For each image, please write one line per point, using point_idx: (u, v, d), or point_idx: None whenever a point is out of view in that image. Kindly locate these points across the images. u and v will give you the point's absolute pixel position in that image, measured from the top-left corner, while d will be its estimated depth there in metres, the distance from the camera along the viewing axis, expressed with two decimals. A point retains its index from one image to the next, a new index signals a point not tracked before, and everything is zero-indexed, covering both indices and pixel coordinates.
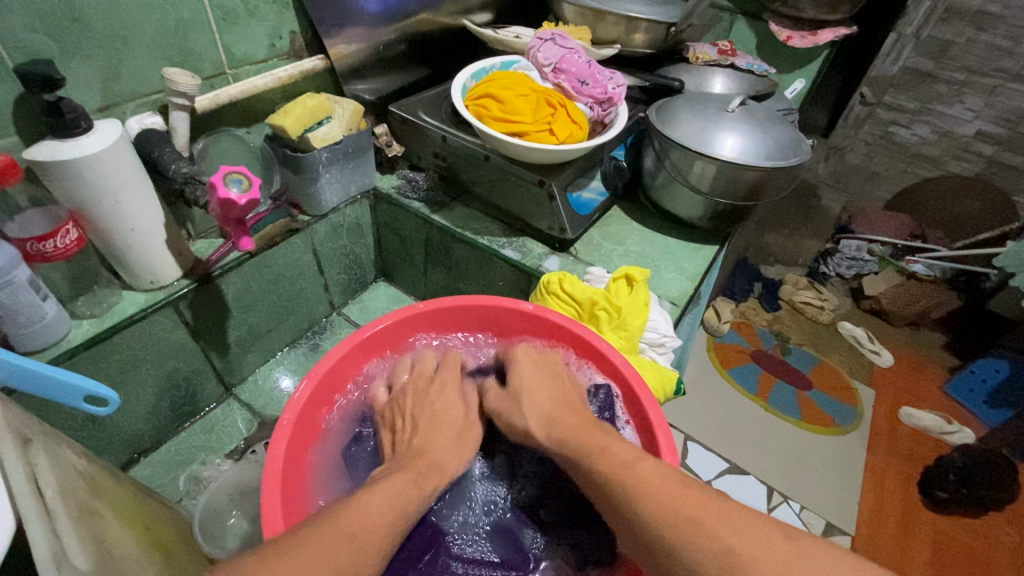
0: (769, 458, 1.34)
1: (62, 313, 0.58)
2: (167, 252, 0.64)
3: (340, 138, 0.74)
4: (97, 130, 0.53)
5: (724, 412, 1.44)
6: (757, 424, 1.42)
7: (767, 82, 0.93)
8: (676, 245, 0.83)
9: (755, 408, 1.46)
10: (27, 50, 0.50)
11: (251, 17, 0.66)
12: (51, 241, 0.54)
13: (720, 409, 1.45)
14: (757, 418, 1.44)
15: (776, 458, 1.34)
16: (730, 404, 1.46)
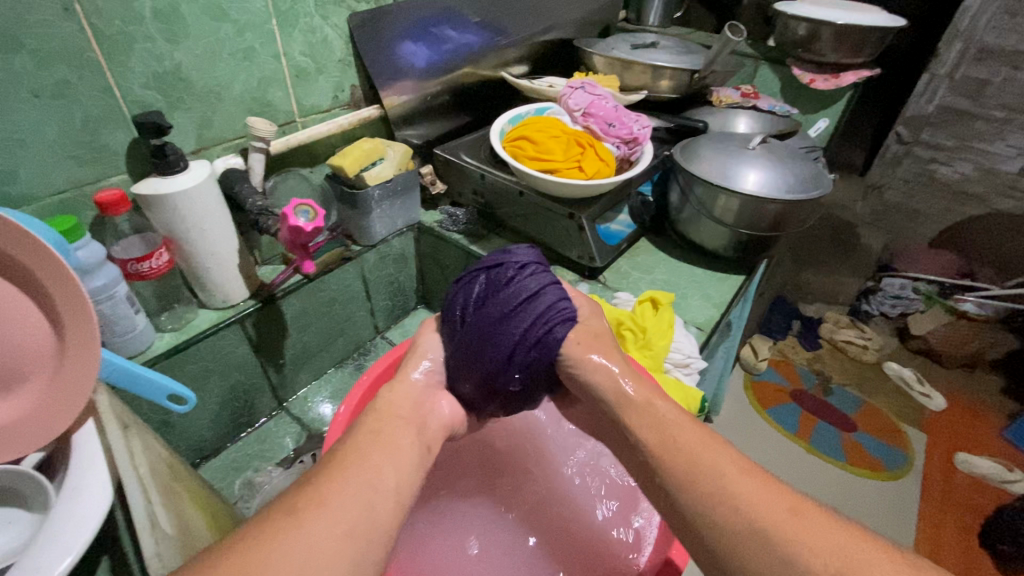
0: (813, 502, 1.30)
1: (148, 326, 0.66)
2: (238, 275, 0.72)
3: (391, 176, 0.83)
4: (191, 168, 0.63)
5: (763, 451, 1.41)
6: (797, 466, 1.38)
7: (789, 121, 0.97)
8: (702, 274, 0.86)
9: (797, 450, 1.42)
10: (141, 103, 0.60)
11: (320, 74, 0.77)
12: (147, 263, 0.63)
13: (759, 447, 1.42)
14: (799, 460, 1.40)
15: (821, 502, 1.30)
16: (768, 444, 1.43)
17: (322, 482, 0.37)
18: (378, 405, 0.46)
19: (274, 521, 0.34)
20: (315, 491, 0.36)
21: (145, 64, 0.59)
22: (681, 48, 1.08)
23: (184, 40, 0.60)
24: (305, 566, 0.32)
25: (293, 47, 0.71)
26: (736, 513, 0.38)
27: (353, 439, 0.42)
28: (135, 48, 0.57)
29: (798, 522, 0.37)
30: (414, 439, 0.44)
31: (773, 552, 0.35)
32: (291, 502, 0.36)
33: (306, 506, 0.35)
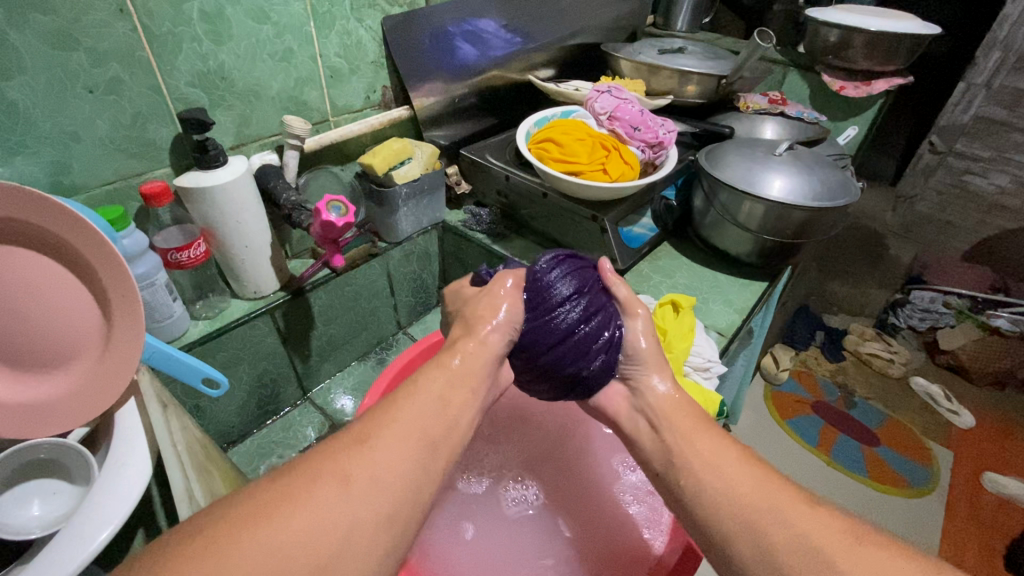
0: None
1: (184, 314, 0.69)
2: (270, 268, 0.75)
3: (418, 175, 0.85)
4: (230, 164, 0.66)
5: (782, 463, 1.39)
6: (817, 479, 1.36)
7: (818, 128, 0.96)
8: (724, 280, 0.86)
9: (817, 463, 1.40)
10: (186, 100, 0.63)
11: (353, 75, 0.79)
12: (186, 252, 0.65)
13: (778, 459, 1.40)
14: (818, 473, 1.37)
15: None
16: (787, 456, 1.41)
17: (371, 450, 0.36)
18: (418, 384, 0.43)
19: (321, 482, 0.34)
20: (365, 459, 0.36)
21: (190, 63, 0.61)
22: (708, 54, 1.08)
23: (227, 41, 0.63)
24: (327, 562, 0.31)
25: (328, 48, 0.74)
26: (755, 514, 0.39)
27: (386, 421, 0.39)
28: (182, 48, 0.60)
29: (840, 529, 0.37)
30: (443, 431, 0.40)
31: (797, 552, 0.36)
32: (340, 463, 0.35)
33: (356, 476, 0.35)
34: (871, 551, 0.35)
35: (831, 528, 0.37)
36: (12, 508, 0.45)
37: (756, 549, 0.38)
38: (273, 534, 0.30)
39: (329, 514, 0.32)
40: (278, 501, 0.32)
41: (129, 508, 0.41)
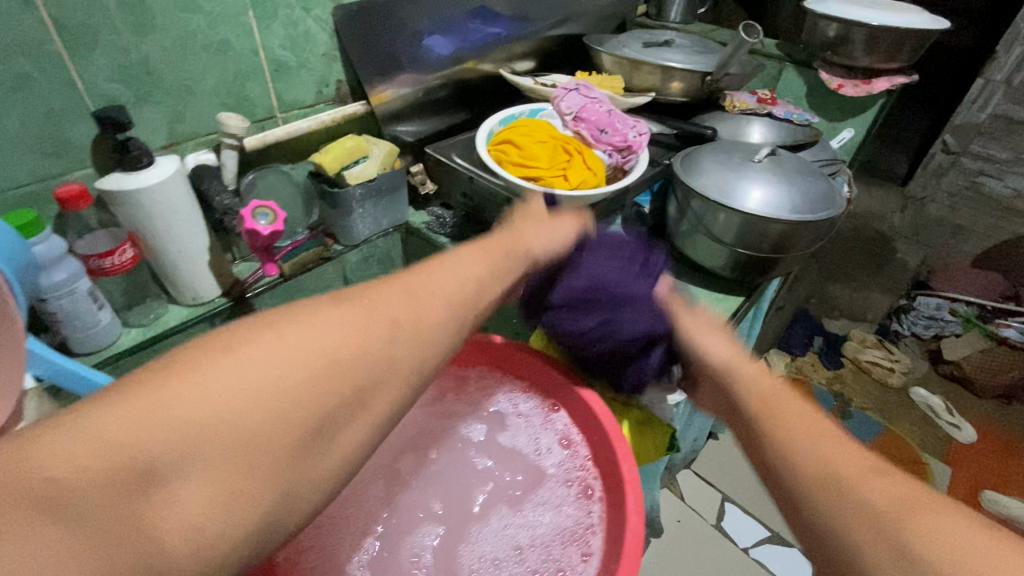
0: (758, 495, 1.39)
1: (114, 321, 0.66)
2: (209, 273, 0.71)
3: (373, 175, 0.81)
4: (157, 164, 0.62)
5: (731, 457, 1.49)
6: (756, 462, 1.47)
7: (809, 131, 0.89)
8: (697, 294, 0.81)
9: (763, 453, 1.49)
10: (107, 97, 0.58)
11: (302, 68, 0.74)
12: (110, 258, 0.62)
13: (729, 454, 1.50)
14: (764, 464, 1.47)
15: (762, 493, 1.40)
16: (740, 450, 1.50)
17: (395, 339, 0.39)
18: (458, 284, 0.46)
19: (369, 327, 0.37)
20: (412, 330, 0.39)
21: (109, 56, 0.56)
22: (695, 49, 1.02)
23: (151, 33, 0.58)
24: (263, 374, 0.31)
25: (271, 40, 0.69)
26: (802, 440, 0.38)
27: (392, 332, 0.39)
28: (99, 41, 0.55)
29: (849, 473, 0.35)
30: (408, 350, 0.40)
31: (843, 490, 0.34)
32: (380, 308, 0.39)
33: (402, 339, 0.38)
34: (893, 491, 0.33)
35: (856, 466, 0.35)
36: None
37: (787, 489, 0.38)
38: (327, 359, 0.34)
39: (369, 361, 0.36)
40: (329, 327, 0.35)
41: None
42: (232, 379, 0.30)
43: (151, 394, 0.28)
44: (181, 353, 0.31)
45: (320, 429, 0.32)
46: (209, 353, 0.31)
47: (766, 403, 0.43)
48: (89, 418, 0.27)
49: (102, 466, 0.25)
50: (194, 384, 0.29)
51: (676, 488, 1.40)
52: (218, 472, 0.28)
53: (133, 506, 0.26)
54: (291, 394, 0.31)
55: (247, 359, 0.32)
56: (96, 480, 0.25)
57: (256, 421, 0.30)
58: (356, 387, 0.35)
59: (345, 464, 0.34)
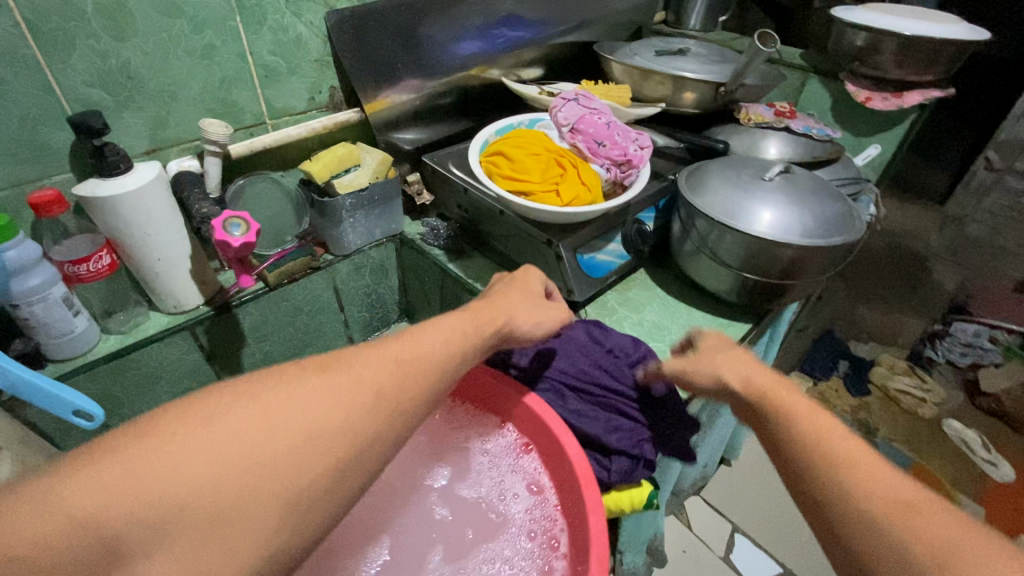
0: (769, 521, 1.33)
1: (91, 327, 0.65)
2: (190, 281, 0.70)
3: (366, 184, 0.78)
4: (136, 170, 0.61)
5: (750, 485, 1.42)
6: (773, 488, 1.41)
7: (830, 147, 0.83)
8: (700, 319, 0.75)
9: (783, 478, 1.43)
10: (86, 101, 0.57)
11: (292, 74, 0.72)
12: (85, 265, 0.60)
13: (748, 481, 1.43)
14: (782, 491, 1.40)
15: (776, 522, 1.33)
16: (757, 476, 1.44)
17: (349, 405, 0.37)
18: (414, 336, 0.45)
19: (336, 394, 0.38)
20: (382, 396, 0.39)
21: (87, 60, 0.55)
22: (712, 58, 0.97)
23: (131, 37, 0.57)
24: (218, 455, 0.32)
25: (259, 45, 0.67)
26: (851, 471, 0.36)
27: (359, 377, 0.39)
28: (76, 45, 0.54)
29: (915, 525, 0.33)
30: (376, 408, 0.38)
31: (894, 542, 0.33)
32: (347, 377, 0.39)
33: (373, 402, 0.38)
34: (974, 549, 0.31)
35: (920, 514, 0.33)
36: None
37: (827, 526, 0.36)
38: (288, 426, 0.35)
39: (342, 426, 0.36)
40: (303, 399, 0.36)
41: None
42: (194, 460, 0.31)
43: (116, 464, 0.30)
44: (156, 417, 0.33)
45: (285, 492, 0.33)
46: (173, 425, 0.33)
47: (806, 421, 0.41)
48: (52, 488, 0.28)
49: (66, 529, 0.27)
50: (155, 458, 0.31)
51: (683, 516, 1.34)
52: (190, 547, 0.30)
53: (102, 563, 0.28)
54: (270, 455, 0.33)
55: (195, 430, 0.33)
56: (63, 555, 0.27)
57: (216, 487, 0.31)
58: (323, 452, 0.35)
59: (320, 523, 0.35)
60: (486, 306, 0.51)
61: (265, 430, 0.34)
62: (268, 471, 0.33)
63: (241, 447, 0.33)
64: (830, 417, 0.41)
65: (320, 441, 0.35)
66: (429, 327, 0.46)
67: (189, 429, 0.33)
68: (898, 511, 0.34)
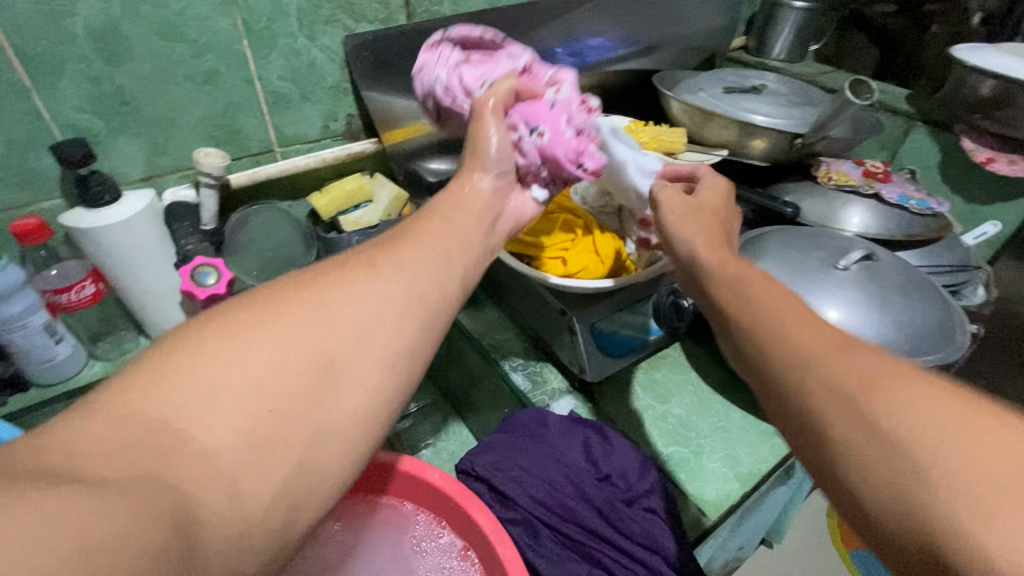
0: None
1: (77, 353, 0.63)
2: (180, 313, 0.66)
3: (374, 223, 0.71)
4: (125, 200, 0.57)
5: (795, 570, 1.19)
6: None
7: (932, 224, 0.68)
8: (740, 420, 0.63)
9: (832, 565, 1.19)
10: (77, 126, 0.54)
11: (305, 101, 0.67)
12: (66, 294, 0.58)
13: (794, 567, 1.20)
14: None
15: None
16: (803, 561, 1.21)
17: (351, 293, 0.36)
18: (398, 234, 0.42)
19: (348, 294, 0.36)
20: (403, 292, 0.37)
21: (78, 85, 0.52)
22: (792, 99, 0.82)
23: (126, 61, 0.54)
24: (242, 355, 0.30)
25: (270, 70, 0.62)
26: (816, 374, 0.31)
27: (347, 263, 0.38)
28: (66, 69, 0.51)
29: (886, 420, 0.28)
30: (375, 287, 0.37)
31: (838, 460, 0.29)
32: (362, 277, 0.37)
33: (370, 293, 0.36)
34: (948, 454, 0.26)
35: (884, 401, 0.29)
36: None
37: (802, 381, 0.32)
38: (308, 332, 0.33)
39: (349, 314, 0.35)
40: (308, 299, 0.34)
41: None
42: (215, 360, 0.30)
43: (156, 371, 0.29)
44: (175, 339, 0.31)
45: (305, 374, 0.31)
46: (201, 336, 0.31)
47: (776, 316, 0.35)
48: (108, 392, 0.28)
49: (124, 437, 0.26)
50: (192, 359, 0.29)
51: None
52: (230, 422, 0.28)
53: (154, 473, 0.25)
54: (281, 350, 0.32)
55: (207, 342, 0.31)
56: (112, 438, 0.25)
57: (258, 378, 0.30)
58: (340, 333, 0.34)
59: (345, 406, 0.33)
60: (445, 206, 0.46)
61: (271, 322, 0.32)
62: (291, 365, 0.31)
63: (254, 340, 0.31)
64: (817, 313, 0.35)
65: (328, 323, 0.34)
66: (424, 228, 0.43)
67: (205, 336, 0.31)
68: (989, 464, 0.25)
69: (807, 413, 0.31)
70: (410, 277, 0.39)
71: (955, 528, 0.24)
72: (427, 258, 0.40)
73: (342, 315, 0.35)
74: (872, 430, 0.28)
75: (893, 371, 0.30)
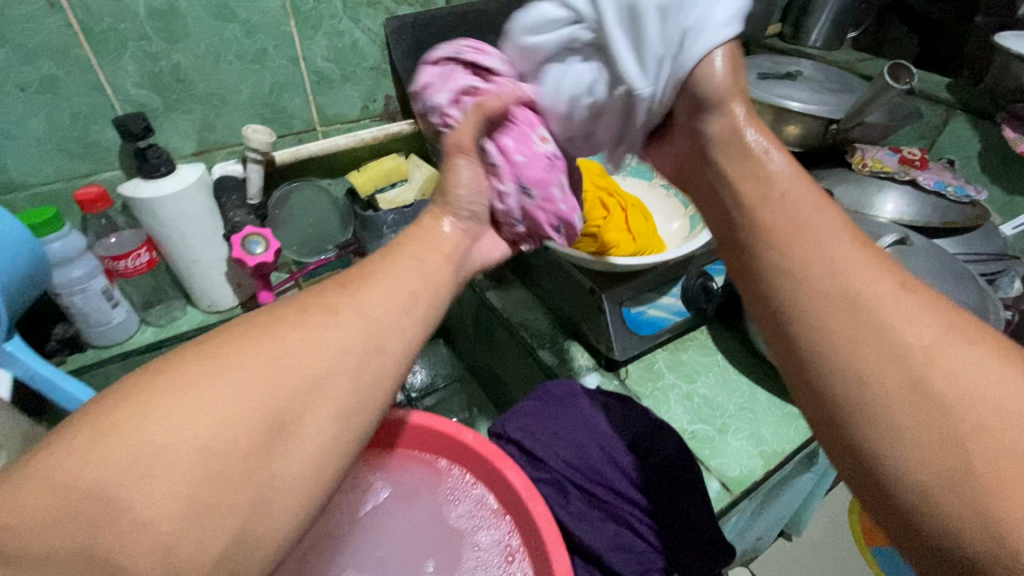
0: None
1: (130, 318, 0.66)
2: (225, 283, 0.69)
3: (410, 201, 0.73)
4: (178, 172, 0.60)
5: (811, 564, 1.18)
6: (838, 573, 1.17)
7: (969, 212, 0.67)
8: (765, 402, 0.63)
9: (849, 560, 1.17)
10: (135, 102, 0.57)
11: (346, 81, 0.69)
12: (123, 261, 0.62)
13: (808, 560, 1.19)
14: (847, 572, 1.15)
15: None
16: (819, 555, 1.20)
17: (308, 341, 0.31)
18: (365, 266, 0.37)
19: (306, 343, 0.31)
20: (364, 337, 0.33)
21: (138, 62, 0.55)
22: (827, 86, 0.81)
23: (182, 39, 0.56)
24: (186, 420, 0.26)
25: (314, 51, 0.64)
26: (858, 331, 0.31)
27: (304, 301, 0.33)
28: (128, 46, 0.54)
29: (931, 374, 0.29)
30: (337, 335, 0.32)
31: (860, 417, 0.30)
32: (321, 323, 0.32)
33: (332, 345, 0.31)
34: (984, 411, 0.27)
35: (926, 356, 0.29)
36: None
37: (833, 330, 0.32)
38: (262, 386, 0.29)
39: (307, 366, 0.30)
40: (263, 350, 0.30)
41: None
42: (152, 425, 0.26)
43: (84, 440, 0.25)
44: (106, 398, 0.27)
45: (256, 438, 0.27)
46: (135, 395, 0.27)
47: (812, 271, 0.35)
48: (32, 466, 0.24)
49: (47, 521, 0.23)
50: (126, 424, 0.25)
51: None
52: (171, 497, 0.25)
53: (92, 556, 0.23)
54: (230, 406, 0.27)
55: (143, 403, 0.26)
56: (47, 522, 0.23)
57: (203, 448, 0.26)
58: (296, 388, 0.30)
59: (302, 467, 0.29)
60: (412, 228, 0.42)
61: (213, 375, 0.28)
62: (244, 425, 0.27)
63: (194, 397, 0.27)
64: (870, 260, 0.34)
65: (281, 380, 0.29)
66: (390, 254, 0.39)
67: (144, 392, 0.27)
68: (1013, 433, 0.26)
69: (828, 367, 0.32)
70: (374, 321, 0.34)
71: (962, 497, 0.26)
72: (397, 292, 0.36)
73: (298, 366, 0.30)
74: (917, 389, 0.29)
75: (943, 331, 0.30)
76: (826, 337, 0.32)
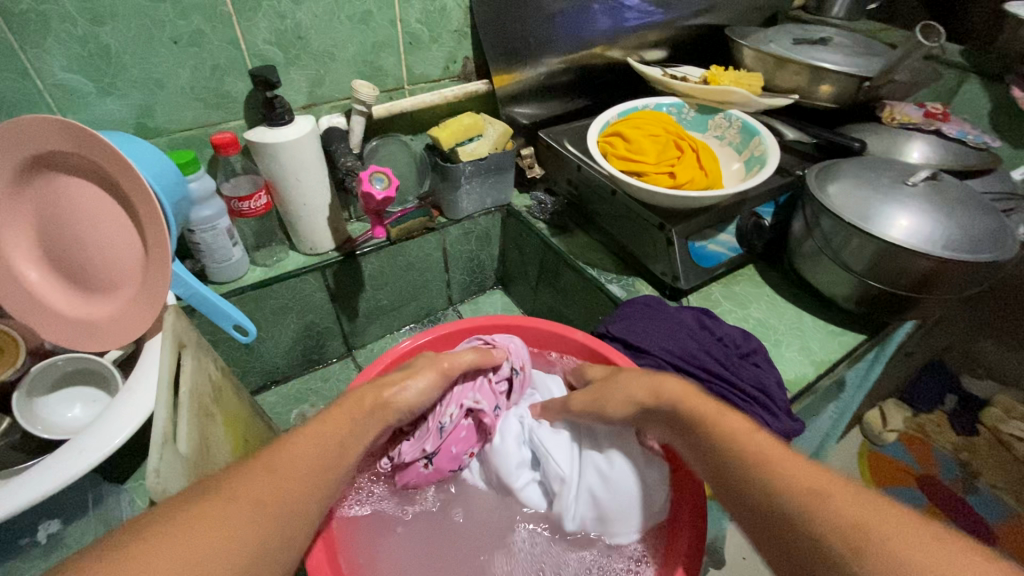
0: None
1: (243, 258, 0.74)
2: (326, 227, 0.77)
3: (485, 154, 0.82)
4: (296, 122, 0.67)
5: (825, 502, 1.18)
6: None
7: (985, 156, 0.76)
8: (810, 323, 0.73)
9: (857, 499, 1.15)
10: (262, 56, 0.65)
11: (433, 43, 0.76)
12: (247, 203, 0.69)
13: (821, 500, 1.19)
14: None
15: None
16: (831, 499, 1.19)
17: (281, 473, 0.39)
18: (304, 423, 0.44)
19: (275, 470, 0.39)
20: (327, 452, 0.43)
21: (269, 21, 0.62)
22: (857, 49, 0.90)
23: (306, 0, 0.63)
24: (197, 543, 0.32)
25: (410, 14, 0.72)
26: (786, 518, 0.36)
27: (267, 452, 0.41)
28: (262, 6, 0.61)
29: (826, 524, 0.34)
30: (309, 471, 0.41)
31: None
32: (280, 458, 0.40)
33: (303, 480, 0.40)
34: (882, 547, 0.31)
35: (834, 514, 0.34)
36: (60, 407, 0.55)
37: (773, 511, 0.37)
38: (253, 511, 0.36)
39: (293, 490, 0.39)
40: (249, 487, 0.37)
41: (117, 447, 0.46)
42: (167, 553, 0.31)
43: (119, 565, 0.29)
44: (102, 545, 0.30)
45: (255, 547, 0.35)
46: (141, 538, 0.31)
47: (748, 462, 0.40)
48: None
49: None
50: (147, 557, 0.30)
51: None
52: None
53: None
54: (242, 527, 0.35)
55: (147, 536, 0.31)
56: None
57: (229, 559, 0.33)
58: (280, 507, 0.38)
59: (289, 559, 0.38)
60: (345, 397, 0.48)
61: (202, 507, 0.34)
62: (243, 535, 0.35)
63: (199, 526, 0.33)
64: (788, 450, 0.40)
65: (269, 509, 0.37)
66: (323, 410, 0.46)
67: (164, 525, 0.32)
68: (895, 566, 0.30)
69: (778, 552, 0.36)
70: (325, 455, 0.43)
71: None
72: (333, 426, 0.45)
73: (283, 489, 0.39)
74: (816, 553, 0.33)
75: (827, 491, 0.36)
76: (761, 524, 0.37)
